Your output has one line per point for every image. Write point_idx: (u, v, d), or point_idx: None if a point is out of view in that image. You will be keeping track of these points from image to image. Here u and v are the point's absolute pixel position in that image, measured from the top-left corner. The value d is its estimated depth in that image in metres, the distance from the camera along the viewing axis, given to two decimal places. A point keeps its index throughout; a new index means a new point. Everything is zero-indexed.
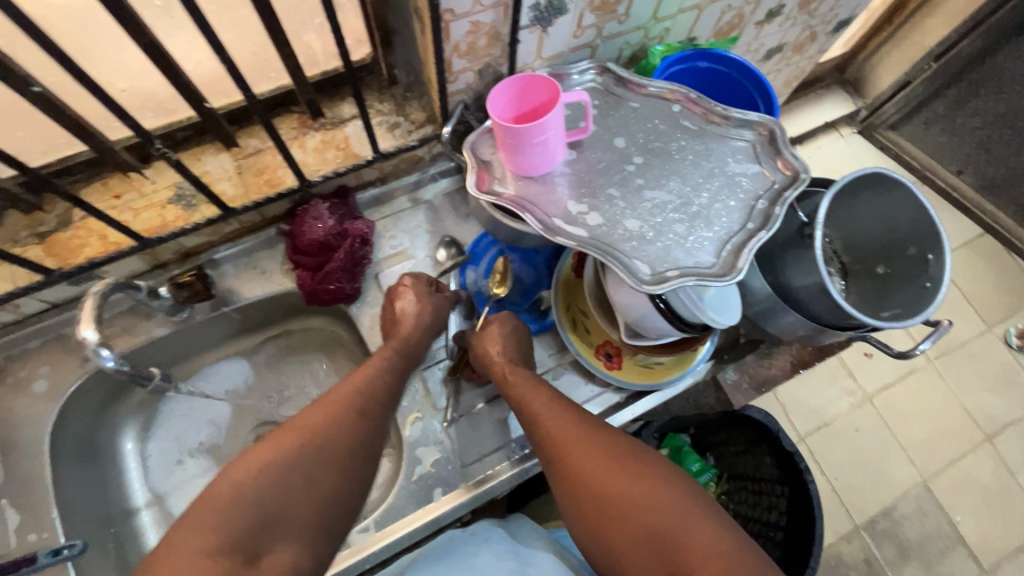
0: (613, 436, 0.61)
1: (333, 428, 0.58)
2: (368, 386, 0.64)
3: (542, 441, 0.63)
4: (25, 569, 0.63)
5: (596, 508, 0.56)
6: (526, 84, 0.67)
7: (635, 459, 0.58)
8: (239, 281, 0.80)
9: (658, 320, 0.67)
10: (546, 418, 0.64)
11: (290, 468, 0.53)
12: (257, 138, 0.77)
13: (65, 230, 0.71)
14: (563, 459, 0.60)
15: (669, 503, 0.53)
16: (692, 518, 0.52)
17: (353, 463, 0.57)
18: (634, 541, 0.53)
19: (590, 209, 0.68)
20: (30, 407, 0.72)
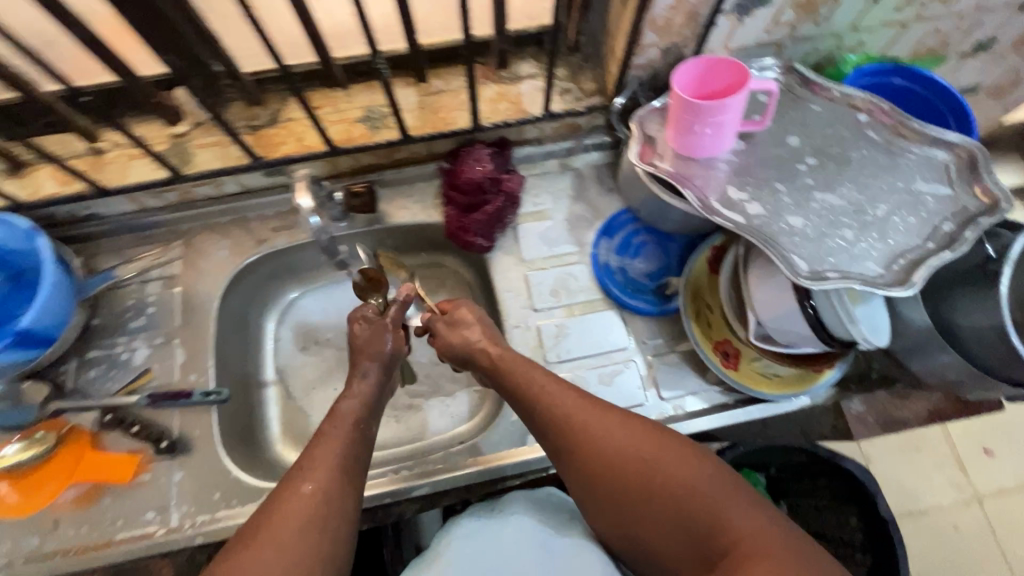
0: (600, 415, 0.58)
1: (316, 489, 0.55)
2: (338, 430, 0.62)
3: (547, 433, 0.60)
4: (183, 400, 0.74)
5: (621, 501, 0.55)
6: (713, 65, 0.68)
7: (649, 447, 0.54)
8: (394, 205, 0.87)
9: (798, 323, 0.65)
10: (537, 404, 0.61)
11: (288, 543, 0.50)
12: (442, 79, 0.84)
13: (273, 126, 0.82)
14: (577, 455, 0.57)
15: (695, 489, 0.51)
16: (725, 503, 0.50)
17: (344, 514, 0.55)
18: (667, 530, 0.52)
19: (752, 198, 0.67)
20: (210, 270, 0.83)
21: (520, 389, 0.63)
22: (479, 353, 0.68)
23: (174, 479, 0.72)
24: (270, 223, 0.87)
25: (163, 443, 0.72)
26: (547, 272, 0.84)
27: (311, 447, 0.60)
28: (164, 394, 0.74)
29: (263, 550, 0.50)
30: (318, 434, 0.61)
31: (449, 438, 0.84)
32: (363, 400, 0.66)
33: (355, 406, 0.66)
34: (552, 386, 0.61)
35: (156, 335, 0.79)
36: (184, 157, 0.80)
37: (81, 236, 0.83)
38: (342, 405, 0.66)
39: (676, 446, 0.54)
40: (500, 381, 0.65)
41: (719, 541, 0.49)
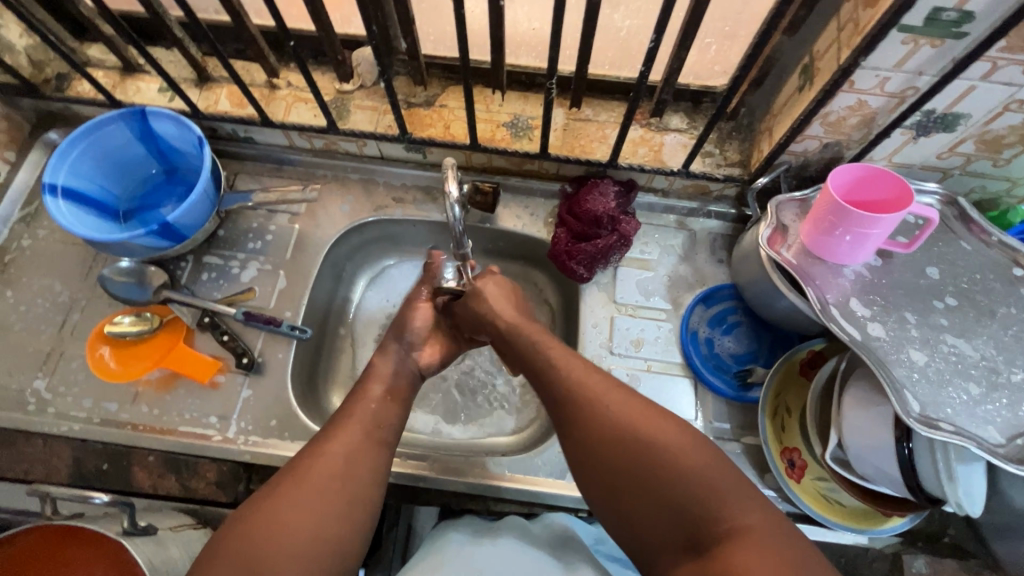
0: (622, 395, 0.58)
1: (341, 453, 0.57)
2: (368, 403, 0.64)
3: (559, 397, 0.60)
4: (273, 326, 0.79)
5: (616, 474, 0.54)
6: (875, 176, 0.66)
7: (659, 424, 0.54)
8: (508, 211, 0.90)
9: (888, 461, 0.61)
10: (554, 372, 0.62)
11: (312, 499, 0.53)
12: (593, 109, 0.86)
13: (427, 108, 0.86)
14: (582, 422, 0.57)
15: (704, 474, 0.51)
16: (725, 491, 0.50)
17: (366, 481, 0.57)
18: (659, 505, 0.51)
19: (875, 318, 0.64)
20: (330, 218, 0.89)
21: (542, 351, 0.65)
22: (494, 323, 0.71)
23: (242, 393, 0.77)
24: (394, 192, 0.91)
25: (243, 359, 0.77)
26: (635, 320, 0.84)
27: (339, 417, 0.62)
28: (257, 315, 0.79)
29: (285, 500, 0.52)
30: (346, 406, 0.63)
31: (486, 447, 0.85)
32: (385, 374, 0.68)
33: (388, 377, 0.68)
34: (575, 359, 0.63)
35: (267, 261, 0.86)
36: (341, 112, 0.86)
37: (232, 154, 0.92)
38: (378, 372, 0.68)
39: (681, 430, 0.54)
40: (528, 343, 0.67)
41: (710, 526, 0.48)
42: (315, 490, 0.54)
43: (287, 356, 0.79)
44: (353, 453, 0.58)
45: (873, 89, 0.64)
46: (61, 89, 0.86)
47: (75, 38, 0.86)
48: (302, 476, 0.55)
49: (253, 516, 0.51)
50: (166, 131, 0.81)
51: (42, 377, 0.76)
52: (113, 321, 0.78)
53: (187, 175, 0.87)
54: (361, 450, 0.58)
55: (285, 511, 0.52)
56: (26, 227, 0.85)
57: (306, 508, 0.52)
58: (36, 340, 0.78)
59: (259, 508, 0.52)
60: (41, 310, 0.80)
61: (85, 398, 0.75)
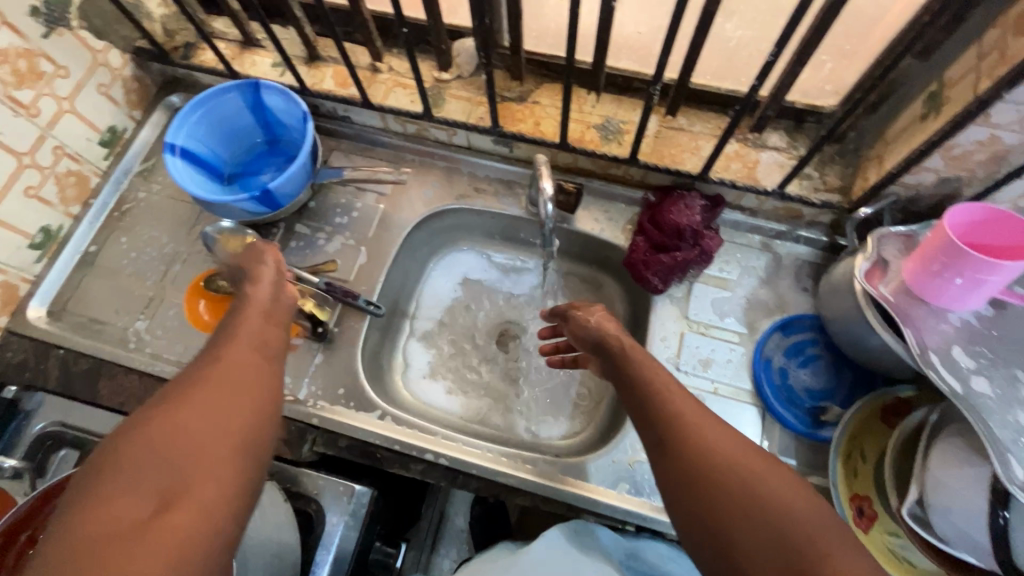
0: (721, 431, 0.54)
1: (227, 364, 0.54)
2: (251, 319, 0.62)
3: (652, 423, 0.56)
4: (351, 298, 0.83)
5: (717, 513, 0.49)
6: (998, 220, 0.61)
7: (764, 469, 0.50)
8: (587, 213, 0.90)
9: (977, 527, 0.57)
10: (654, 397, 0.58)
11: (206, 407, 0.49)
12: (688, 119, 0.84)
13: (520, 103, 0.87)
14: (675, 444, 0.54)
15: (815, 527, 0.46)
16: (836, 545, 0.45)
17: (262, 391, 0.54)
18: (762, 549, 0.46)
19: (981, 372, 0.60)
20: (413, 201, 0.92)
21: (635, 373, 0.61)
22: (609, 338, 0.67)
23: (315, 359, 0.81)
24: (475, 183, 0.93)
25: (319, 329, 0.80)
26: (706, 339, 0.82)
27: (218, 337, 0.59)
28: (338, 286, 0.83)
29: (173, 414, 0.48)
30: (224, 329, 0.60)
31: (538, 445, 0.85)
32: (267, 296, 0.65)
33: (269, 294, 0.66)
34: (672, 385, 0.59)
35: (351, 236, 0.89)
36: (437, 99, 0.88)
37: (330, 132, 0.96)
38: (257, 292, 0.65)
39: (786, 474, 0.50)
40: (621, 366, 0.63)
41: (820, 567, 0.44)
42: (209, 398, 0.50)
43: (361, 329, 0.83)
44: (253, 363, 0.56)
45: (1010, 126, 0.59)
46: (187, 57, 0.93)
47: (204, 10, 0.93)
48: (190, 394, 0.50)
49: (134, 440, 0.46)
50: (274, 104, 0.86)
51: (143, 319, 0.83)
52: (213, 279, 0.85)
53: (288, 147, 0.92)
54: (249, 359, 0.56)
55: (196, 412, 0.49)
56: (143, 180, 0.93)
57: (200, 417, 0.48)
58: (142, 285, 0.86)
59: (142, 434, 0.46)
60: (148, 258, 0.88)
61: (177, 343, 0.82)
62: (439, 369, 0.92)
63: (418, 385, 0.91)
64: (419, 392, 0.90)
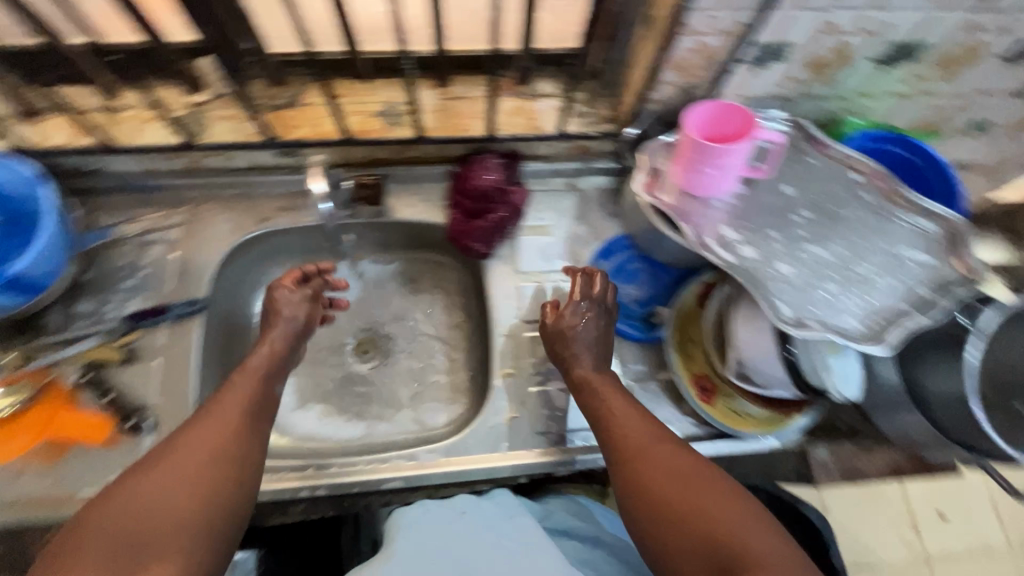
0: (669, 449, 0.62)
1: (222, 434, 0.59)
2: (245, 384, 0.65)
3: (610, 443, 0.65)
4: (161, 315, 0.77)
5: (656, 518, 0.57)
6: (724, 111, 0.71)
7: (701, 481, 0.58)
8: (399, 201, 0.89)
9: (775, 366, 0.68)
10: (609, 422, 0.66)
11: (182, 474, 0.55)
12: (463, 86, 0.84)
13: (291, 108, 0.82)
14: (625, 464, 0.62)
15: (734, 526, 0.53)
16: (753, 541, 0.52)
17: (246, 459, 0.59)
18: (691, 545, 0.54)
19: (745, 241, 0.70)
20: (210, 240, 0.84)
21: (593, 402, 0.69)
22: (582, 380, 0.72)
23: (145, 442, 0.72)
24: (275, 202, 0.87)
25: (128, 422, 0.72)
26: (542, 286, 0.86)
27: (212, 403, 0.63)
28: (145, 313, 0.76)
29: (154, 480, 0.54)
30: (222, 391, 0.65)
31: (422, 438, 0.85)
32: (273, 346, 0.72)
33: (264, 363, 0.69)
34: (631, 411, 0.67)
35: (149, 297, 0.80)
36: (198, 126, 0.80)
37: (85, 189, 0.84)
38: (251, 360, 0.69)
39: (727, 485, 0.58)
40: (584, 396, 0.71)
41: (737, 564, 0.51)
42: (187, 466, 0.55)
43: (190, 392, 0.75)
44: (237, 430, 0.60)
45: (708, 30, 0.68)
46: None
47: None
48: (176, 456, 0.56)
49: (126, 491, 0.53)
50: None
51: None
52: None
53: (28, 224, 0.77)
54: (237, 430, 0.60)
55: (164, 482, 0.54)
56: None
57: (175, 485, 0.54)
58: None
59: (132, 488, 0.53)
60: None
61: None
62: (308, 397, 0.88)
63: (289, 421, 0.86)
64: (288, 429, 0.85)
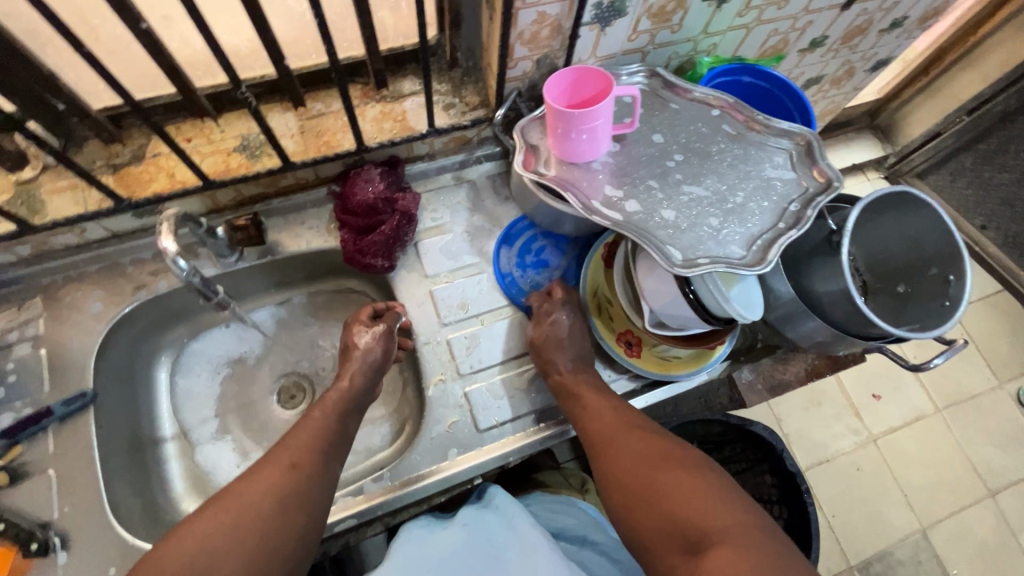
0: (645, 441, 0.63)
1: (285, 478, 0.59)
2: (314, 424, 0.66)
3: (593, 439, 0.67)
4: (44, 419, 0.69)
5: (632, 502, 0.58)
6: (580, 75, 0.72)
7: (673, 461, 0.59)
8: (286, 234, 0.84)
9: (682, 308, 0.70)
10: (590, 418, 0.69)
11: (237, 520, 0.54)
12: (322, 102, 0.82)
13: (137, 164, 0.76)
14: (605, 459, 0.64)
15: (702, 499, 0.54)
16: (717, 509, 0.52)
17: (308, 501, 0.58)
18: (662, 524, 0.54)
19: (628, 196, 0.72)
20: (81, 324, 0.76)
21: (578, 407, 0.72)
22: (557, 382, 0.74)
23: (60, 561, 0.65)
24: (148, 267, 0.80)
25: (32, 545, 0.64)
26: (454, 285, 0.84)
27: (281, 444, 0.63)
28: (20, 423, 0.68)
29: (209, 524, 0.53)
30: (292, 432, 0.65)
31: (372, 467, 0.83)
32: (344, 391, 0.71)
33: (341, 397, 0.70)
34: (612, 408, 0.69)
35: (24, 404, 0.71)
36: (33, 205, 0.72)
37: None
38: (329, 396, 0.70)
39: (703, 466, 0.58)
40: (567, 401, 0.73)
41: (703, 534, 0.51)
42: (246, 513, 0.54)
43: (97, 493, 0.68)
44: (299, 480, 0.59)
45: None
46: None
47: None
48: (235, 500, 0.55)
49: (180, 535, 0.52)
50: None
51: None
52: None
53: None
54: (300, 476, 0.60)
55: (234, 513, 0.54)
56: None
57: (231, 532, 0.53)
58: None
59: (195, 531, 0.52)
60: None
61: None
62: (247, 452, 0.85)
63: None
64: None
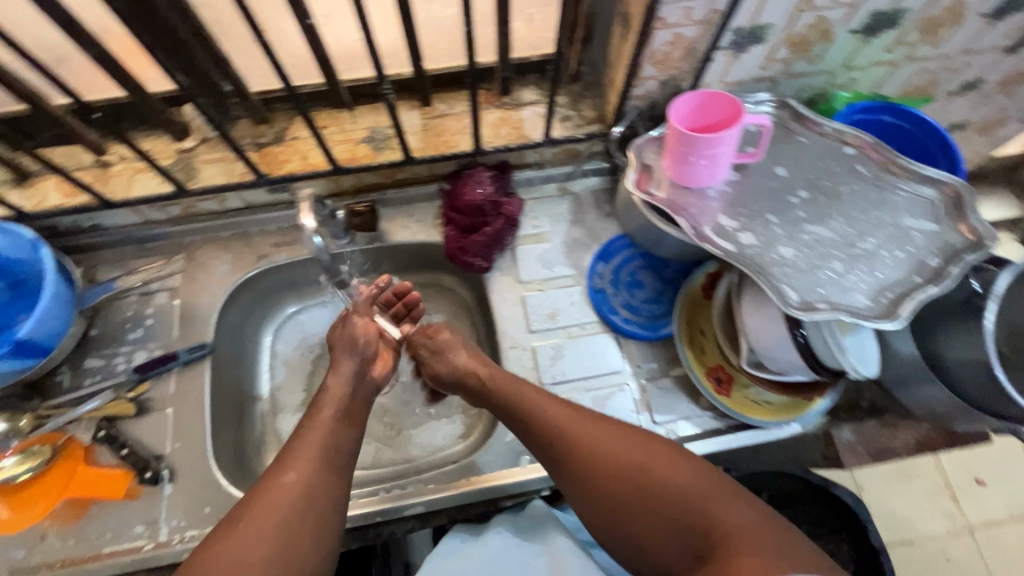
0: (609, 435, 0.61)
1: (298, 482, 0.57)
2: (322, 420, 0.64)
3: (543, 445, 0.63)
4: (170, 362, 0.77)
5: (614, 505, 0.59)
6: (709, 100, 0.70)
7: (648, 454, 0.59)
8: (395, 224, 0.89)
9: (789, 352, 0.66)
10: (539, 420, 0.64)
11: (264, 538, 0.54)
12: (445, 103, 0.86)
13: (278, 144, 0.83)
14: (578, 467, 0.61)
15: (693, 493, 0.56)
16: (713, 503, 0.55)
17: (328, 501, 0.58)
18: (656, 522, 0.56)
19: (744, 228, 0.69)
20: (211, 282, 0.84)
21: (507, 401, 0.67)
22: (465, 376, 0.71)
23: (165, 492, 0.72)
24: (272, 239, 0.87)
25: (146, 473, 0.71)
26: (546, 294, 0.85)
27: (292, 444, 0.62)
28: (150, 363, 0.76)
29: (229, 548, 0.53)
30: (298, 432, 0.63)
31: (441, 459, 0.84)
32: (342, 389, 0.67)
33: (342, 386, 0.68)
34: (553, 403, 0.65)
35: (155, 346, 0.80)
36: (188, 171, 0.81)
37: (84, 247, 0.84)
38: (320, 399, 0.66)
39: (674, 452, 0.60)
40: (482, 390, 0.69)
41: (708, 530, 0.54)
42: (270, 529, 0.54)
43: (204, 437, 0.75)
44: (311, 484, 0.58)
45: (683, 21, 0.68)
46: None
47: None
48: (258, 518, 0.55)
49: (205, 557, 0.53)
50: None
51: None
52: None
53: (34, 284, 0.78)
54: (319, 473, 0.59)
55: (255, 533, 0.54)
56: None
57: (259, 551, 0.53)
58: None
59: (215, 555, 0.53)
60: None
61: None
62: None
63: None
64: None
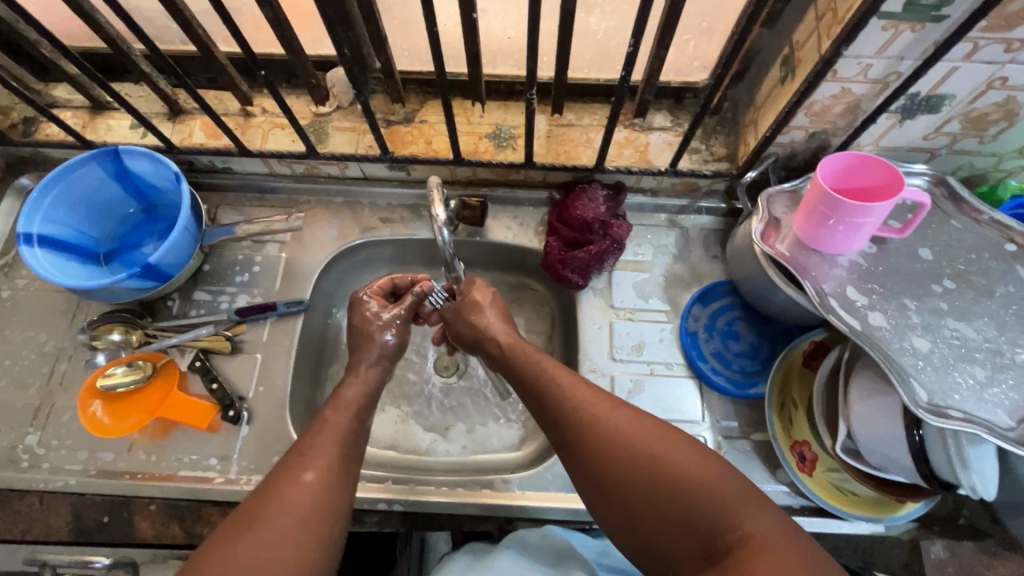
0: (626, 416, 0.58)
1: (319, 479, 0.55)
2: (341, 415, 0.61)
3: (557, 421, 0.60)
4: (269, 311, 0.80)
5: (623, 494, 0.55)
6: (863, 163, 0.65)
7: (663, 442, 0.55)
8: (497, 223, 0.89)
9: (899, 450, 0.61)
10: (555, 394, 0.61)
11: (290, 532, 0.51)
12: (575, 114, 0.85)
13: (406, 125, 0.85)
14: (590, 446, 0.57)
15: (712, 492, 0.52)
16: (734, 503, 0.51)
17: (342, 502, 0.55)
18: (670, 521, 0.52)
19: (875, 308, 0.64)
20: (317, 243, 0.87)
21: (531, 371, 0.64)
22: (488, 342, 0.70)
23: (242, 433, 0.75)
24: (380, 213, 0.90)
25: (229, 412, 0.75)
26: (635, 324, 0.83)
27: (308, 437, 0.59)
28: (251, 308, 0.80)
29: (248, 543, 0.49)
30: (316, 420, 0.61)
31: (495, 464, 0.84)
32: (368, 384, 0.66)
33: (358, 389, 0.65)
34: (571, 380, 0.62)
35: (256, 292, 0.84)
36: (320, 135, 0.84)
37: (211, 186, 0.90)
38: (347, 389, 0.65)
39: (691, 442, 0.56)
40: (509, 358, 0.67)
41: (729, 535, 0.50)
42: (294, 520, 0.51)
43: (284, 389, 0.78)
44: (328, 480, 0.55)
45: (856, 77, 0.63)
46: (30, 132, 0.84)
47: (40, 80, 0.84)
48: (275, 504, 0.52)
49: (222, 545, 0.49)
50: (141, 169, 0.79)
51: (34, 432, 0.76)
52: (106, 373, 0.76)
53: (166, 212, 0.85)
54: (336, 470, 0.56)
55: (274, 527, 0.51)
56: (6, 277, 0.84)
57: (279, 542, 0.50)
58: (25, 395, 0.77)
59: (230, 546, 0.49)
60: (28, 363, 0.79)
61: (80, 450, 0.75)
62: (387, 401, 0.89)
63: None
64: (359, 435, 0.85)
